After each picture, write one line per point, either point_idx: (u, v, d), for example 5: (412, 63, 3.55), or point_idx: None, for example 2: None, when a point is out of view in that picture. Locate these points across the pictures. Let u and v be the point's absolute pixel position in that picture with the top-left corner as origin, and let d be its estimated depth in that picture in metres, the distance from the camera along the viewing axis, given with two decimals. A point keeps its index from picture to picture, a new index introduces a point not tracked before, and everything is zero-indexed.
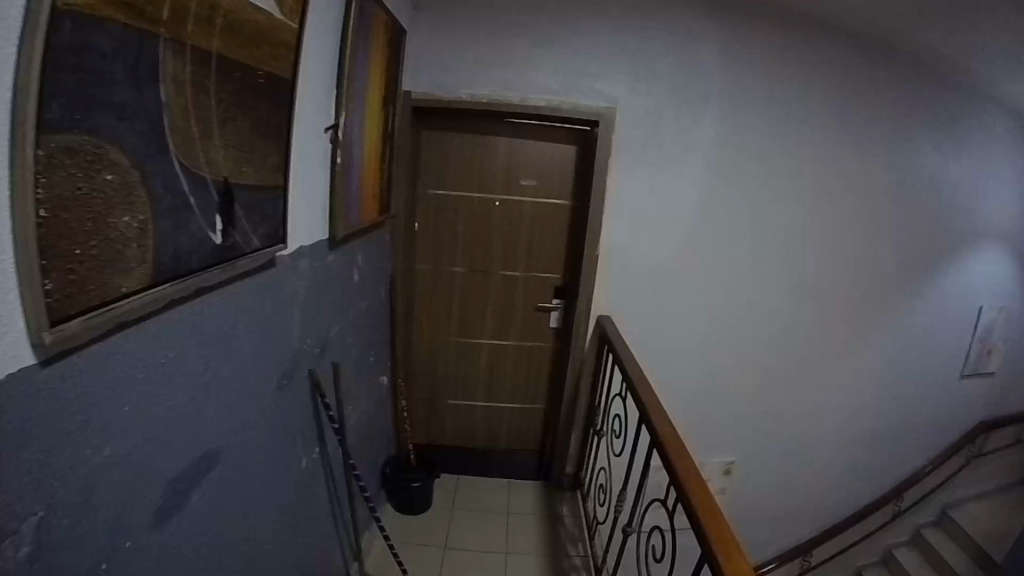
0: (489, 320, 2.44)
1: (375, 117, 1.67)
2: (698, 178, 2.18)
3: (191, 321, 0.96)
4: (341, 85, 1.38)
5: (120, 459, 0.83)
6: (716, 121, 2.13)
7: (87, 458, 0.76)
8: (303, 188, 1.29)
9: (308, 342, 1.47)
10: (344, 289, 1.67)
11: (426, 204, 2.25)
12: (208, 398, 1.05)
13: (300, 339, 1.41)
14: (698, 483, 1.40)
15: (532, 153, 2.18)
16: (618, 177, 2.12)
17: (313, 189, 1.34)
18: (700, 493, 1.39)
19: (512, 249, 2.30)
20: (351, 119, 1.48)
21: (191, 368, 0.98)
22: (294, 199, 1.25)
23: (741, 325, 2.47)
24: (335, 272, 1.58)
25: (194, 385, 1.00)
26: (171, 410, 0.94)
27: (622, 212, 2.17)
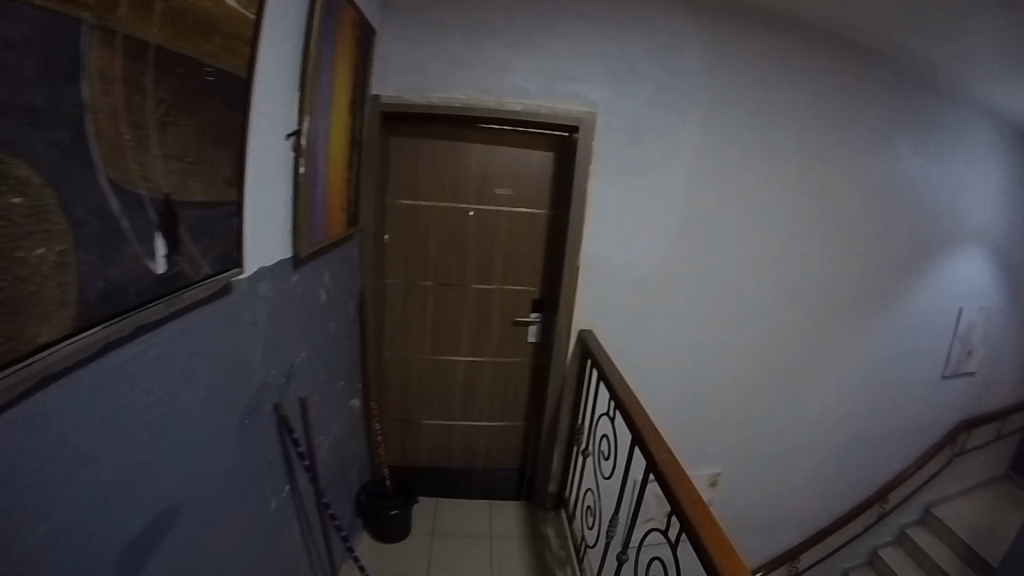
0: (465, 335, 2.32)
1: (342, 123, 1.54)
2: (682, 184, 2.11)
3: (133, 364, 0.82)
4: (305, 87, 1.25)
5: (61, 535, 0.69)
6: (700, 126, 2.06)
7: (21, 542, 0.62)
8: (260, 202, 1.15)
9: (272, 372, 1.33)
10: (310, 310, 1.53)
11: (396, 215, 2.12)
12: (160, 449, 0.91)
13: (263, 370, 1.27)
14: (696, 498, 1.33)
15: (507, 159, 2.07)
16: (599, 185, 2.03)
17: (272, 203, 1.20)
18: (697, 508, 1.32)
19: (487, 261, 2.19)
20: (315, 126, 1.34)
21: (137, 418, 0.84)
22: (249, 216, 1.11)
23: (727, 334, 2.41)
24: (300, 293, 1.44)
25: (142, 437, 0.85)
26: (118, 468, 0.80)
27: (603, 220, 2.07)
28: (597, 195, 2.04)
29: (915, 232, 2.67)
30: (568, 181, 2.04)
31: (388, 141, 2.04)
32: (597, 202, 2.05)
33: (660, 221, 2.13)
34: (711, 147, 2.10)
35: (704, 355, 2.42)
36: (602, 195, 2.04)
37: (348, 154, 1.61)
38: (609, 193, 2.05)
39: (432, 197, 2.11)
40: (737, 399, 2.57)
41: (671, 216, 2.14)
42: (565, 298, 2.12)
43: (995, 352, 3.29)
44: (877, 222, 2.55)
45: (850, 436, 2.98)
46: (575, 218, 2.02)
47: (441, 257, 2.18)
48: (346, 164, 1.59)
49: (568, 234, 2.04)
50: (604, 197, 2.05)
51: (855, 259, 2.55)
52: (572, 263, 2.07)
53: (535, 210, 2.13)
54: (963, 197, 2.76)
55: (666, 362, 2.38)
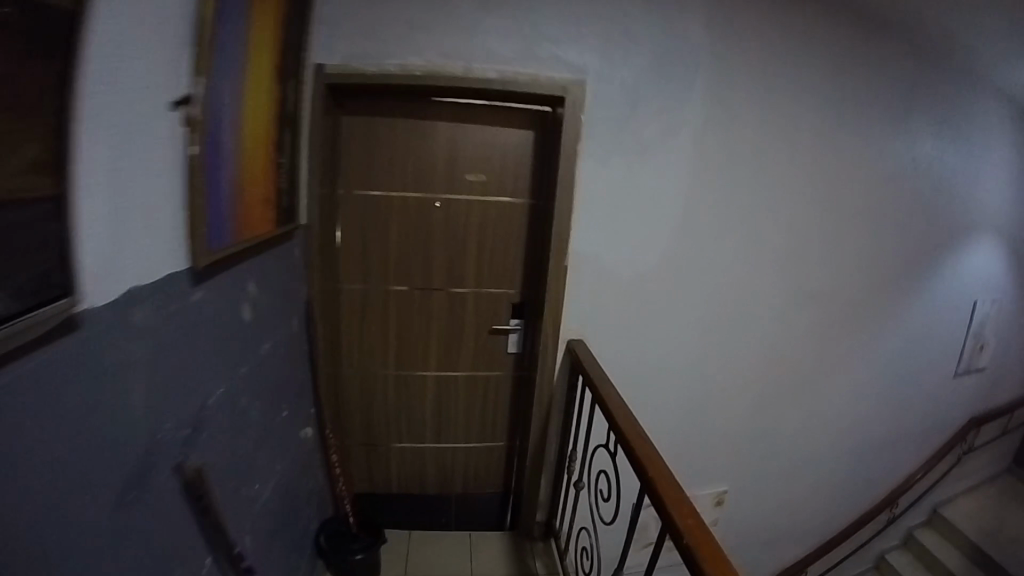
0: (435, 348, 1.98)
1: (265, 92, 1.17)
2: (684, 168, 1.79)
3: None
4: (199, 38, 0.92)
5: None
6: (708, 98, 1.74)
7: None
8: (109, 197, 0.81)
9: (159, 423, 1.03)
10: (220, 335, 1.20)
11: (349, 209, 1.77)
12: None
13: (140, 422, 0.97)
14: (708, 543, 1.00)
15: (478, 139, 1.73)
16: (588, 169, 1.70)
17: (132, 202, 0.87)
18: (710, 555, 0.99)
19: (458, 262, 1.85)
20: (213, 92, 0.98)
21: None
22: (88, 220, 0.77)
23: (732, 338, 2.13)
24: (194, 317, 1.10)
25: None
26: None
27: (595, 211, 1.75)
28: (587, 182, 1.72)
29: (933, 220, 2.41)
30: (552, 166, 1.71)
31: (338, 120, 1.68)
32: (587, 190, 1.72)
33: (658, 211, 1.81)
34: (718, 123, 1.79)
35: (707, 362, 2.13)
36: (592, 181, 1.72)
37: (276, 133, 1.25)
38: (601, 179, 1.72)
39: (390, 186, 1.76)
40: (742, 409, 2.30)
41: (672, 206, 1.82)
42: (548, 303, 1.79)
43: (1005, 345, 3.09)
44: (895, 209, 2.28)
45: (860, 443, 2.74)
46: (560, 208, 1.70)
47: (404, 258, 1.84)
48: (273, 146, 1.24)
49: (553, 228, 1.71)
50: (595, 183, 1.72)
51: (870, 251, 2.28)
52: (559, 262, 1.75)
53: (514, 201, 1.80)
54: (982, 180, 2.51)
55: (664, 371, 2.08)
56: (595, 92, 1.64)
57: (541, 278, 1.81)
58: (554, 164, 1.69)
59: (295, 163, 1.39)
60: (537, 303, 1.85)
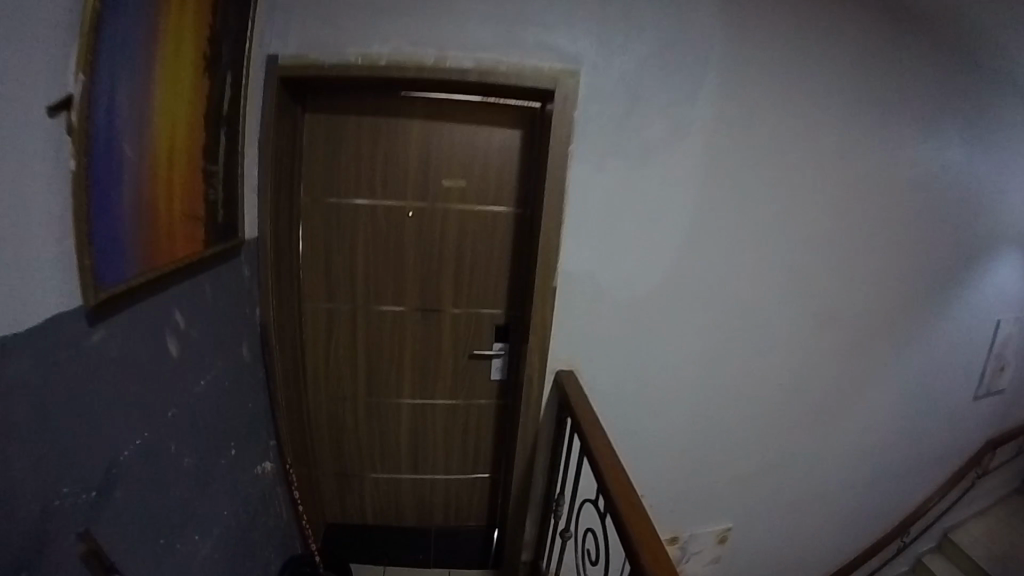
0: (407, 373, 1.74)
1: (181, 87, 0.97)
2: (688, 174, 1.58)
3: None
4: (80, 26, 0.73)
5: None
6: (715, 94, 1.53)
7: None
8: None
9: (59, 487, 0.84)
10: (135, 374, 1.01)
11: (312, 218, 1.57)
12: None
13: (30, 496, 0.78)
14: None
15: (457, 140, 1.51)
16: (580, 177, 1.48)
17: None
18: None
19: (433, 279, 1.62)
20: (95, 86, 0.78)
21: None
22: None
23: (740, 362, 1.93)
24: (94, 357, 0.89)
25: None
26: None
27: (587, 225, 1.53)
28: (578, 192, 1.50)
29: (956, 234, 2.22)
30: (540, 171, 1.48)
31: (302, 118, 1.48)
32: (577, 201, 1.50)
33: (658, 223, 1.60)
34: (727, 123, 1.57)
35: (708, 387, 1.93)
36: (584, 190, 1.50)
37: (201, 135, 1.05)
38: (594, 188, 1.50)
39: (357, 194, 1.55)
40: (747, 438, 2.10)
41: (674, 217, 1.61)
42: (535, 330, 1.56)
43: None
44: (917, 220, 2.07)
45: (873, 471, 2.56)
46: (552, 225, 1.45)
47: (372, 274, 1.62)
48: (196, 152, 1.03)
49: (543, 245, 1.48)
50: (587, 192, 1.50)
51: (888, 266, 2.08)
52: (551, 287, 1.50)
53: (499, 211, 1.57)
54: (1009, 191, 2.31)
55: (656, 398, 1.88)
56: (588, 85, 1.41)
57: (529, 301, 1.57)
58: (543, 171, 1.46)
59: (233, 170, 1.18)
60: (526, 330, 1.60)
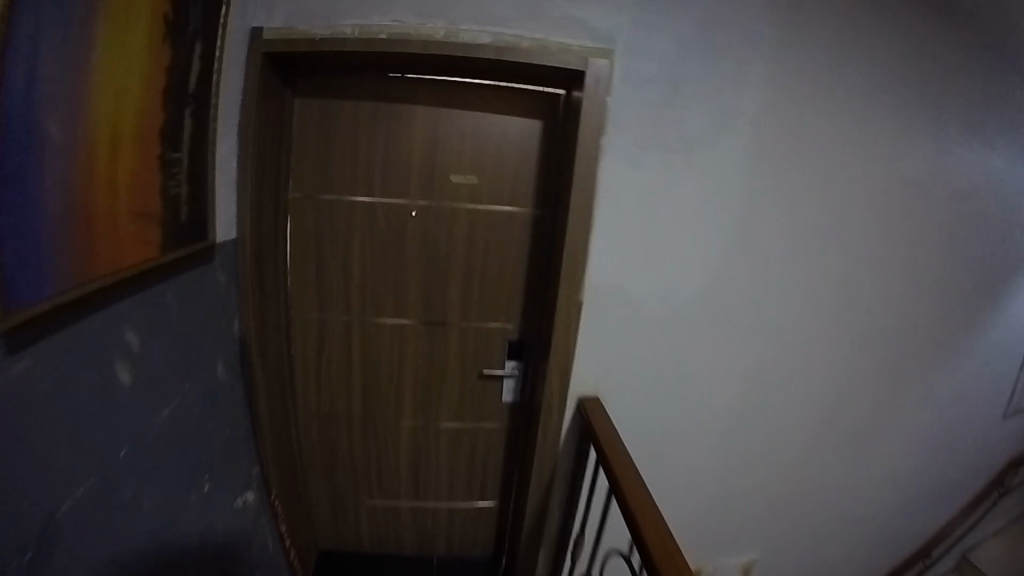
0: (409, 396, 1.53)
1: (129, 68, 0.79)
2: (734, 173, 1.37)
3: None
4: None
5: None
6: (773, 82, 1.30)
7: None
8: None
9: None
10: (68, 412, 0.81)
11: (302, 218, 1.38)
12: None
13: None
14: None
15: (469, 130, 1.30)
16: (607, 172, 1.27)
17: None
18: None
19: (438, 291, 1.41)
20: (7, 53, 0.59)
21: None
22: None
23: (779, 381, 1.74)
24: (14, 395, 0.70)
25: None
26: None
27: (613, 225, 1.33)
28: (606, 188, 1.29)
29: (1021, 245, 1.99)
30: (564, 168, 1.27)
31: (290, 105, 1.30)
32: (602, 200, 1.31)
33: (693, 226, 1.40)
34: (784, 115, 1.35)
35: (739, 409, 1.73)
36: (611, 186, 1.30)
37: (157, 129, 0.86)
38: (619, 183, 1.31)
39: (351, 191, 1.35)
40: (777, 459, 1.90)
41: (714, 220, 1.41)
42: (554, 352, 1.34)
43: None
44: (989, 227, 1.83)
45: (904, 494, 2.38)
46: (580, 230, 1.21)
47: (368, 283, 1.41)
48: (147, 148, 0.85)
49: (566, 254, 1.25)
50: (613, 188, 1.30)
51: (946, 279, 1.86)
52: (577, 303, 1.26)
53: (514, 213, 1.35)
54: None
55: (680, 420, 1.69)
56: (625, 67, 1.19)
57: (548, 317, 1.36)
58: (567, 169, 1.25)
59: (200, 158, 0.99)
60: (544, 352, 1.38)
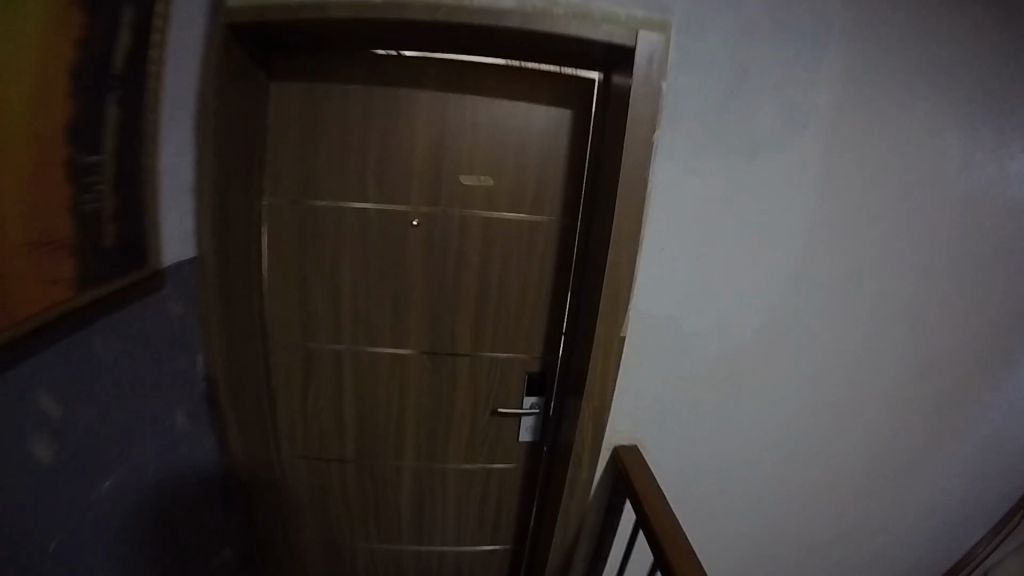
0: (410, 434, 1.30)
1: (20, 49, 0.57)
2: (843, 187, 1.02)
3: None
4: None
5: None
6: (903, 62, 0.95)
7: None
8: None
9: None
10: None
11: (281, 229, 1.14)
12: None
13: None
14: None
15: (483, 122, 1.06)
16: (665, 188, 0.96)
17: None
18: None
19: (444, 314, 1.18)
20: None
21: None
22: None
23: (890, 432, 1.35)
24: None
25: None
26: None
27: (678, 254, 1.01)
28: (665, 211, 0.98)
29: None
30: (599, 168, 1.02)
31: (265, 92, 1.06)
32: (660, 226, 0.99)
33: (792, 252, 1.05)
34: (919, 113, 0.99)
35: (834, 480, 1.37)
36: (673, 208, 0.98)
37: (63, 126, 0.64)
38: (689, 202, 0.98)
39: (340, 196, 1.11)
40: (870, 528, 1.55)
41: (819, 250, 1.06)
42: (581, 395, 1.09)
43: None
44: None
45: None
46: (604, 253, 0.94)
47: (362, 305, 1.18)
48: (50, 153, 0.62)
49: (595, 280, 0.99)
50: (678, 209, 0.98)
51: None
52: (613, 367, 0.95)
53: (540, 222, 1.11)
54: None
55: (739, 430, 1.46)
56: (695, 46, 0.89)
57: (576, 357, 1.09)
58: (602, 170, 0.99)
59: (129, 161, 0.77)
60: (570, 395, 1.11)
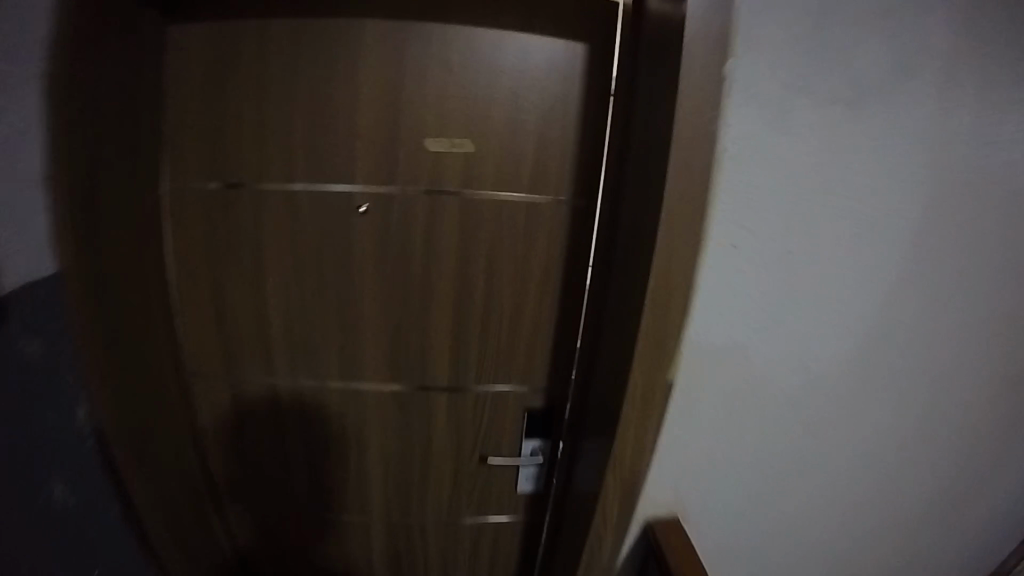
0: (380, 483, 0.99)
1: None
2: (1009, 111, 0.64)
3: None
4: None
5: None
6: None
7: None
8: None
9: None
10: None
11: (189, 225, 0.83)
12: None
13: None
14: None
15: (461, 66, 0.74)
16: (745, 200, 0.63)
17: None
18: None
19: (411, 334, 0.86)
20: None
21: None
22: None
23: None
24: None
25: None
26: None
27: (769, 296, 0.68)
28: (748, 233, 0.65)
29: None
30: (622, 131, 0.70)
31: (158, 38, 0.75)
32: (740, 255, 0.65)
33: (940, 215, 0.67)
34: None
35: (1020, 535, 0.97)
36: (762, 228, 0.64)
37: None
38: (788, 215, 0.64)
39: (261, 176, 0.79)
40: None
41: (979, 210, 0.67)
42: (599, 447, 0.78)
43: None
44: None
45: None
46: (627, 252, 0.63)
47: (298, 325, 0.86)
48: None
49: (615, 289, 0.69)
50: (769, 229, 0.65)
51: None
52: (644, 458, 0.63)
53: (546, 210, 0.80)
54: None
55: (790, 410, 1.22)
56: None
57: (595, 396, 0.77)
58: (626, 134, 0.68)
59: None
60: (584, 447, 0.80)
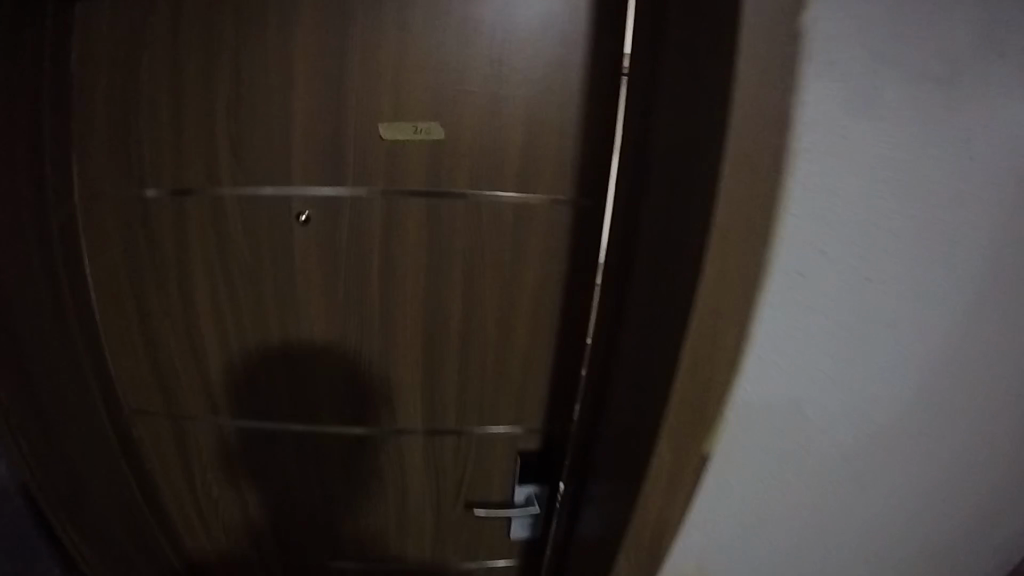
0: (355, 544, 0.83)
1: None
2: None
3: None
4: None
5: None
6: None
7: None
8: None
9: None
10: None
11: (105, 245, 0.67)
12: None
13: None
14: None
15: (431, 32, 0.57)
16: (822, 230, 0.37)
17: None
18: None
19: (374, 370, 0.70)
20: None
21: None
22: None
23: None
24: None
25: None
26: None
27: (853, 375, 0.42)
28: (826, 277, 0.38)
29: None
30: (635, 116, 0.54)
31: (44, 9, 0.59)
32: (809, 317, 0.39)
33: None
34: None
35: None
36: (847, 271, 0.38)
37: None
38: (883, 252, 0.38)
39: (180, 177, 0.63)
40: None
41: None
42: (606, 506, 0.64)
43: None
44: None
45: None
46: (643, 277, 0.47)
47: (236, 359, 0.70)
48: None
49: (626, 321, 0.53)
50: (851, 272, 0.38)
51: None
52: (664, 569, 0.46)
53: (540, 216, 0.64)
54: None
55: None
56: None
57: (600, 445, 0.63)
58: (642, 121, 0.52)
59: None
60: (587, 502, 0.66)
